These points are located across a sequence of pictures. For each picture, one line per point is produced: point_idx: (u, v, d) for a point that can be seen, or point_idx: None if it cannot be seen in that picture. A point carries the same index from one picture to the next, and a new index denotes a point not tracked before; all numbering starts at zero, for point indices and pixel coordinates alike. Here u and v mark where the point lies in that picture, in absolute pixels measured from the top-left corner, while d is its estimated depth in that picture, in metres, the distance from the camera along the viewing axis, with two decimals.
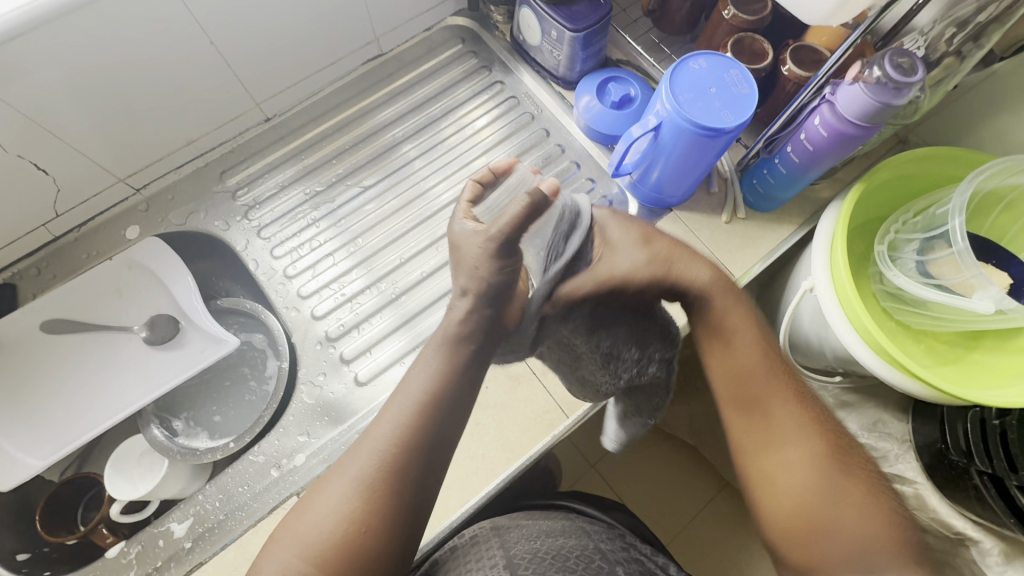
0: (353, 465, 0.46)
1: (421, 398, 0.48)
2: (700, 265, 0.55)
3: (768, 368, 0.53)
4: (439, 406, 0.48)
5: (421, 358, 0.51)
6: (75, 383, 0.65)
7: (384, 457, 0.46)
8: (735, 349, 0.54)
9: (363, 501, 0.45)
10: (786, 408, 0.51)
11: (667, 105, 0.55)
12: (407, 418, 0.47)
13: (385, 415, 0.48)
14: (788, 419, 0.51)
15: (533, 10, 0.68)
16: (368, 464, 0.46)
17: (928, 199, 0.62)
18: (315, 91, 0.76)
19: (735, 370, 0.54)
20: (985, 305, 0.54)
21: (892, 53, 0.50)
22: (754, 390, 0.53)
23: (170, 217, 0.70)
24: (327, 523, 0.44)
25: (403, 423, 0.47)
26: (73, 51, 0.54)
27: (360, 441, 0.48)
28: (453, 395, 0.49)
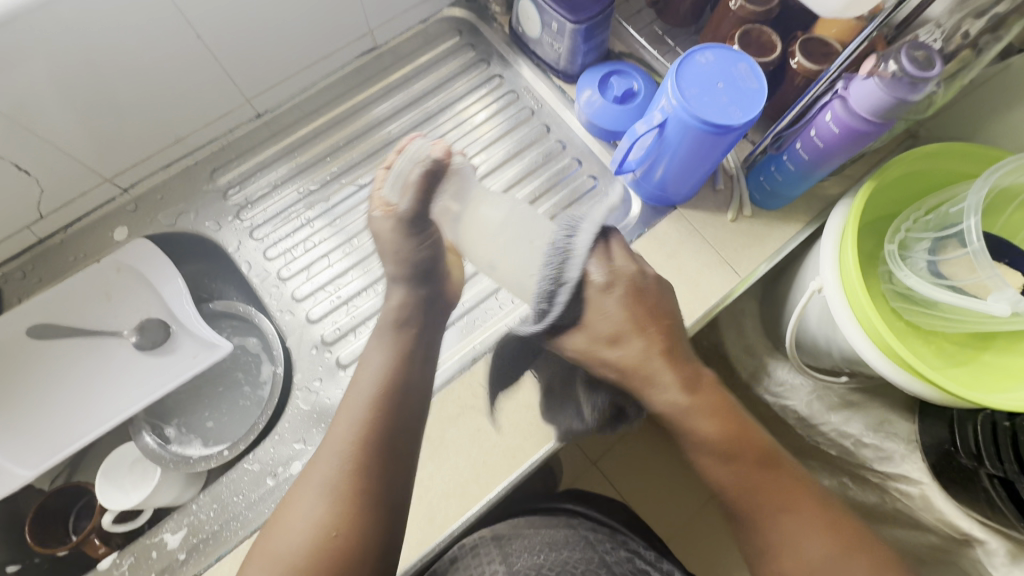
0: (317, 472, 0.52)
1: (372, 394, 0.56)
2: (669, 376, 0.58)
3: (762, 461, 0.56)
4: (389, 404, 0.56)
5: (374, 359, 0.59)
6: (63, 390, 0.63)
7: (347, 456, 0.52)
8: (713, 463, 0.57)
9: (326, 503, 0.50)
10: (790, 508, 0.54)
11: (673, 101, 0.53)
12: (363, 418, 0.55)
13: (339, 422, 0.55)
14: (796, 518, 0.54)
15: (533, 1, 0.66)
16: (331, 470, 0.52)
17: (940, 197, 0.61)
18: (307, 86, 0.74)
19: (732, 485, 0.56)
20: (1000, 308, 0.52)
21: (909, 46, 0.48)
22: (756, 504, 0.55)
23: (159, 218, 0.68)
24: (301, 533, 0.49)
25: (360, 424, 0.54)
26: (54, 45, 0.51)
27: (322, 448, 0.54)
28: (400, 393, 0.57)
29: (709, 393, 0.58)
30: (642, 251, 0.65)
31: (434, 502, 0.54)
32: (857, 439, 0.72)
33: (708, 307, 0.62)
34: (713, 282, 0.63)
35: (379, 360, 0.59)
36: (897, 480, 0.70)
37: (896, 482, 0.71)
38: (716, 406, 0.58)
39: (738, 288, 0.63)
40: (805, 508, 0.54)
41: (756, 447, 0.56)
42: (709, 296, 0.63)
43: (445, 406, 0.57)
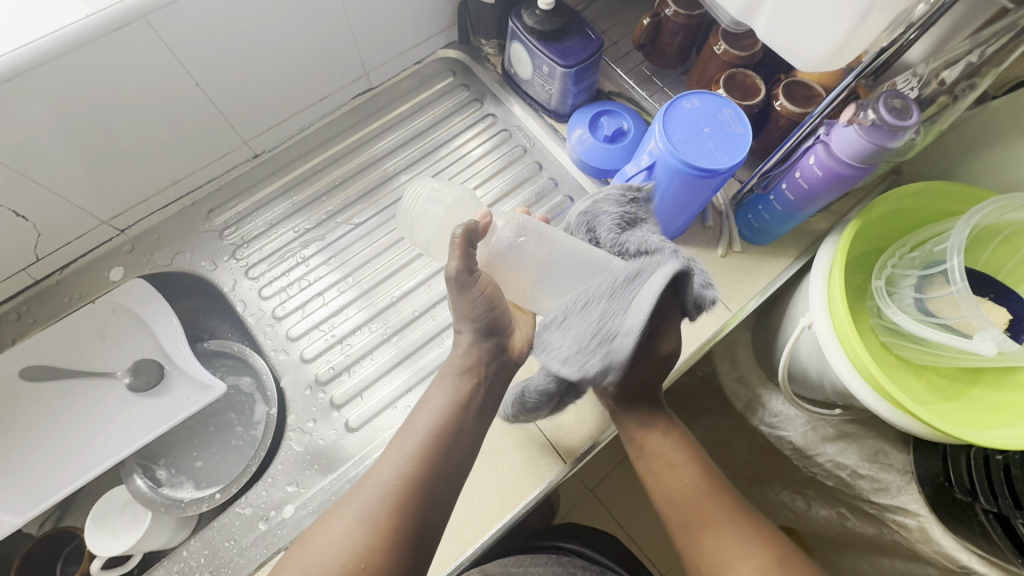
0: (358, 496, 0.45)
1: (428, 431, 0.48)
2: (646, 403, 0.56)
3: (704, 483, 0.54)
4: (445, 440, 0.48)
5: (440, 385, 0.52)
6: (56, 433, 0.63)
7: (397, 480, 0.45)
8: (670, 475, 0.54)
9: (363, 534, 0.42)
10: (724, 528, 0.51)
11: (660, 145, 0.55)
12: (417, 447, 0.47)
13: (392, 451, 0.47)
14: (722, 540, 0.50)
15: (524, 46, 0.68)
16: (376, 492, 0.44)
17: (924, 233, 0.62)
18: (305, 126, 0.75)
19: (678, 498, 0.53)
20: (987, 347, 0.53)
21: (887, 95, 0.49)
22: (696, 514, 0.52)
23: (155, 258, 0.69)
24: (328, 561, 0.42)
25: (415, 452, 0.47)
26: (57, 95, 0.52)
27: (365, 476, 0.46)
28: (455, 425, 0.49)
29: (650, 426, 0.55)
30: None
31: None
32: (853, 470, 0.71)
33: (701, 342, 0.63)
34: (705, 318, 0.64)
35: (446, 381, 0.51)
36: (895, 512, 0.69)
37: (894, 514, 0.69)
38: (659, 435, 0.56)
39: (730, 324, 0.64)
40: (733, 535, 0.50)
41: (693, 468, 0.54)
42: (700, 331, 0.63)
43: None
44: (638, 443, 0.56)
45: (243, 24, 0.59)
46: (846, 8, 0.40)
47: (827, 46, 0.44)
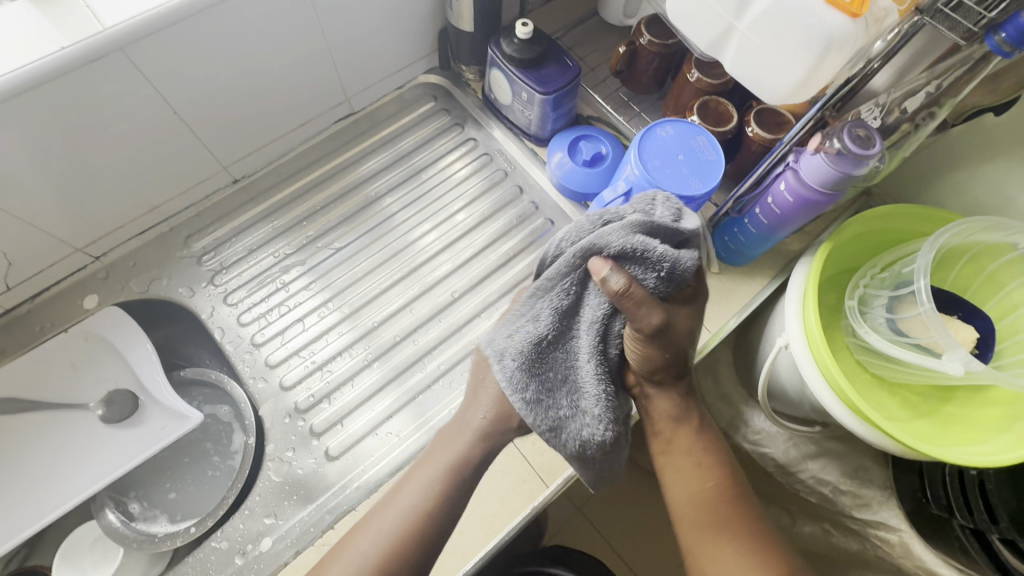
0: (353, 553, 0.48)
1: (425, 501, 0.50)
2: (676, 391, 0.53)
3: (719, 488, 0.51)
4: (436, 518, 0.49)
5: (435, 458, 0.52)
6: (25, 469, 0.61)
7: (384, 553, 0.48)
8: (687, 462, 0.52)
9: None
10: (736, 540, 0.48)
11: (636, 171, 0.56)
12: (409, 520, 0.49)
13: (392, 508, 0.50)
14: (730, 551, 0.48)
15: (503, 73, 0.69)
16: (368, 557, 0.48)
17: (894, 254, 0.64)
18: (285, 151, 0.75)
19: (693, 497, 0.51)
20: (955, 367, 0.54)
21: (851, 125, 0.51)
22: (716, 520, 0.49)
23: (131, 285, 0.68)
24: None
25: (410, 516, 0.49)
26: (32, 125, 0.52)
27: (363, 529, 0.50)
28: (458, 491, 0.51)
29: (673, 418, 0.53)
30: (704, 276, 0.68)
31: None
32: (835, 487, 0.71)
33: None
34: None
35: (443, 460, 0.52)
36: (876, 527, 0.69)
37: (875, 529, 0.69)
38: (679, 431, 0.53)
39: (710, 344, 0.65)
40: (739, 546, 0.48)
41: (709, 470, 0.51)
42: None
43: None
44: (674, 427, 0.53)
45: (223, 52, 0.59)
46: (807, 44, 0.42)
47: (791, 79, 0.45)
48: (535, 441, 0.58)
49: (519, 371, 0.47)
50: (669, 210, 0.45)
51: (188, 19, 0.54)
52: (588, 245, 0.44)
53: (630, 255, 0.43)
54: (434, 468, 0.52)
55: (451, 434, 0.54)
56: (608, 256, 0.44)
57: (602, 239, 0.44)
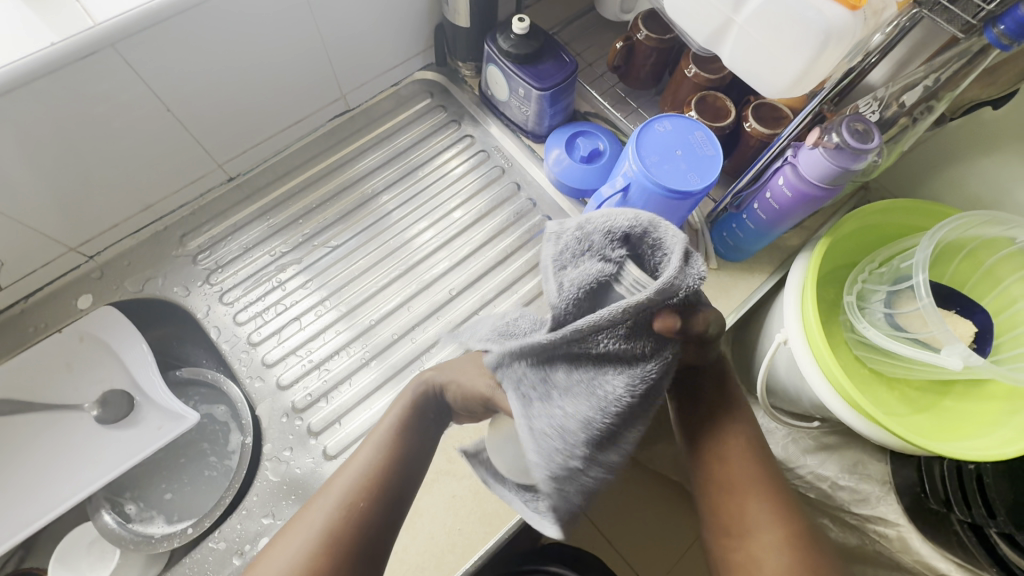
0: (313, 516, 0.41)
1: (386, 447, 0.45)
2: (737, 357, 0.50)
3: (755, 452, 0.46)
4: (396, 468, 0.44)
5: (392, 407, 0.48)
6: (20, 471, 0.60)
7: (345, 506, 0.41)
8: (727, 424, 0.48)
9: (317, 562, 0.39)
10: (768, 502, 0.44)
11: (634, 167, 0.55)
12: (366, 472, 0.43)
13: (351, 463, 0.44)
14: (757, 507, 0.44)
15: (499, 69, 0.69)
16: (325, 519, 0.40)
17: (892, 249, 0.64)
18: (281, 148, 0.75)
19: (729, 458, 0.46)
20: (954, 362, 0.53)
21: (849, 119, 0.51)
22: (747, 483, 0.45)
23: (126, 284, 0.68)
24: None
25: (367, 469, 0.43)
26: (23, 123, 0.51)
27: (322, 487, 0.43)
28: (412, 442, 0.46)
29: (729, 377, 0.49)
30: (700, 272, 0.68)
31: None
32: (833, 482, 0.71)
33: None
34: None
35: (393, 410, 0.47)
36: (875, 522, 0.70)
37: (874, 524, 0.70)
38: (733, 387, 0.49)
39: None
40: (767, 504, 0.44)
41: (748, 435, 0.47)
42: None
43: None
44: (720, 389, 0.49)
45: (215, 49, 0.58)
46: (805, 39, 0.42)
47: (789, 74, 0.45)
48: None
49: (569, 435, 0.37)
50: (653, 237, 0.37)
51: (179, 15, 0.53)
52: (648, 295, 0.34)
53: (684, 298, 0.35)
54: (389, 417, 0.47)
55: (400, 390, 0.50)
56: (673, 307, 0.35)
57: (670, 283, 0.34)
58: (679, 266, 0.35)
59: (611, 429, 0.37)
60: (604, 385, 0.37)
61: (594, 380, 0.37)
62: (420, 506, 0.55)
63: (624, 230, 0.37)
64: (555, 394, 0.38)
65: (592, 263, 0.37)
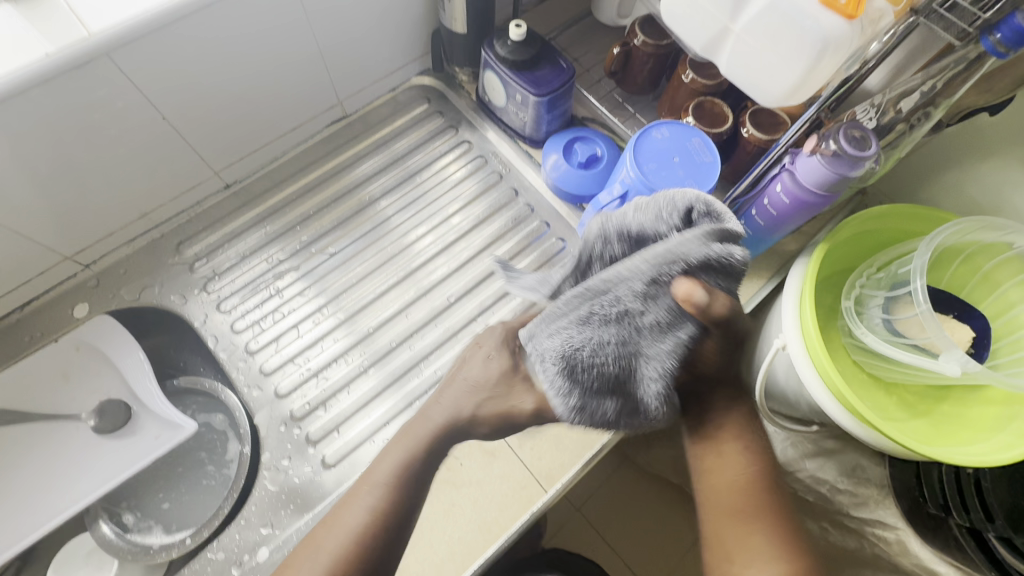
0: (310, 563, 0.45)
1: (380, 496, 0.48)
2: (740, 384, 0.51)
3: (756, 471, 0.47)
4: (394, 516, 0.48)
5: (391, 454, 0.51)
6: (16, 483, 0.60)
7: (340, 554, 0.45)
8: (729, 449, 0.48)
9: None
10: (770, 520, 0.45)
11: (631, 174, 0.55)
12: (363, 525, 0.46)
13: (343, 515, 0.47)
14: (762, 537, 0.44)
15: (497, 75, 0.69)
16: (323, 565, 0.44)
17: (889, 254, 0.64)
18: (278, 155, 0.75)
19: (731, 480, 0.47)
20: (952, 368, 0.54)
21: (846, 127, 0.51)
22: (752, 504, 0.46)
23: (122, 293, 0.67)
24: None
25: (362, 521, 0.46)
26: (18, 133, 0.51)
27: (317, 537, 0.47)
28: (416, 479, 0.50)
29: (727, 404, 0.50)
30: None
31: None
32: (832, 486, 0.71)
33: None
34: None
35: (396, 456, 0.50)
36: (874, 526, 0.69)
37: (873, 528, 0.69)
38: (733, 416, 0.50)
39: None
40: (772, 532, 0.44)
41: (750, 453, 0.48)
42: None
43: None
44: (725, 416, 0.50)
45: (211, 57, 0.58)
46: (803, 47, 0.42)
47: (787, 82, 0.45)
48: (534, 447, 0.58)
49: (580, 374, 0.45)
50: (711, 218, 0.45)
51: (175, 24, 0.53)
52: (673, 254, 0.43)
53: (713, 267, 0.43)
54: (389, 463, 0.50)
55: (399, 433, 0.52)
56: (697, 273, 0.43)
57: (689, 256, 0.43)
58: (697, 240, 0.43)
59: (615, 377, 0.45)
60: (635, 343, 0.45)
61: (628, 337, 0.44)
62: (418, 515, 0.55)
63: (686, 206, 0.45)
64: (589, 347, 0.44)
65: (651, 224, 0.47)
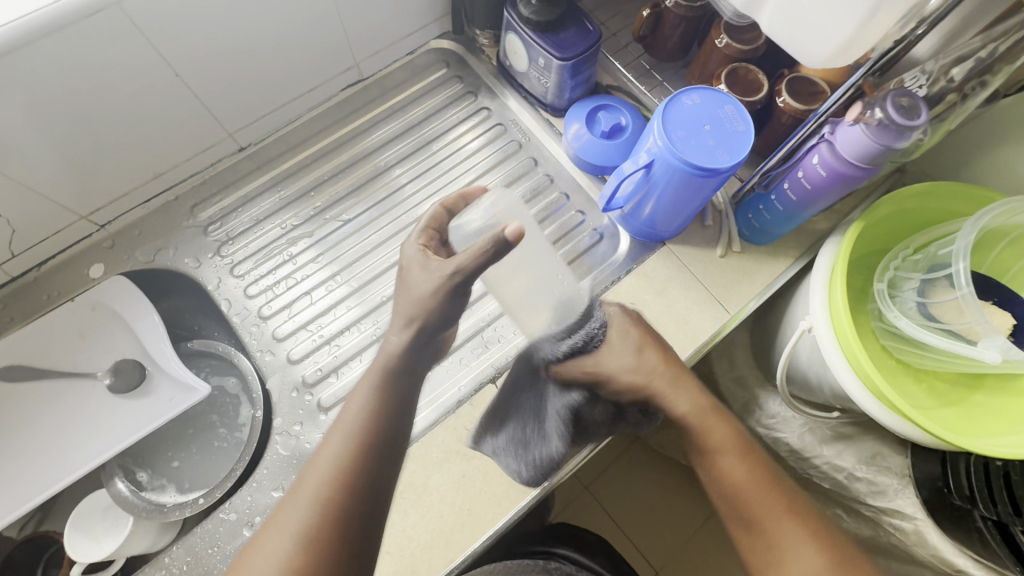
0: (295, 505, 0.42)
1: (362, 433, 0.45)
2: (681, 394, 0.57)
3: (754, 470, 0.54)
4: (378, 438, 0.45)
5: (359, 391, 0.48)
6: (36, 439, 0.61)
7: (327, 490, 0.42)
8: (727, 463, 0.54)
9: (307, 546, 0.40)
10: (773, 521, 0.52)
11: (659, 142, 0.53)
12: (347, 454, 0.43)
13: (323, 454, 0.44)
14: (787, 532, 0.51)
15: (519, 37, 0.66)
16: (307, 503, 0.41)
17: (928, 235, 0.60)
18: (292, 118, 0.73)
19: (730, 486, 0.54)
20: (991, 355, 0.51)
21: (894, 94, 0.47)
22: (753, 511, 0.52)
23: (137, 255, 0.67)
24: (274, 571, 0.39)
25: (345, 456, 0.43)
26: (34, 81, 0.50)
27: (300, 480, 0.43)
28: (394, 406, 0.47)
29: (695, 406, 0.57)
30: (734, 256, 0.65)
31: (417, 553, 0.52)
32: (850, 473, 0.69)
33: (698, 345, 0.61)
34: (703, 319, 0.62)
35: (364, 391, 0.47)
36: (891, 515, 0.67)
37: (890, 517, 0.68)
38: (710, 420, 0.56)
39: (728, 326, 0.62)
40: (793, 527, 0.51)
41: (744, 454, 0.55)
42: (698, 333, 0.62)
43: (430, 451, 0.56)
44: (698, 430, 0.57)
45: (226, 11, 0.56)
46: (856, 2, 0.39)
47: (835, 42, 0.42)
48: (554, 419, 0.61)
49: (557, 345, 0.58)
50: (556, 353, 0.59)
51: None
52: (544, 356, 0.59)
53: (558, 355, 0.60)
54: (360, 399, 0.47)
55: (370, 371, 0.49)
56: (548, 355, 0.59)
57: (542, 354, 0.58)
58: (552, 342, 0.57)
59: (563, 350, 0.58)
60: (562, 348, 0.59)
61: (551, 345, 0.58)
62: (428, 485, 0.54)
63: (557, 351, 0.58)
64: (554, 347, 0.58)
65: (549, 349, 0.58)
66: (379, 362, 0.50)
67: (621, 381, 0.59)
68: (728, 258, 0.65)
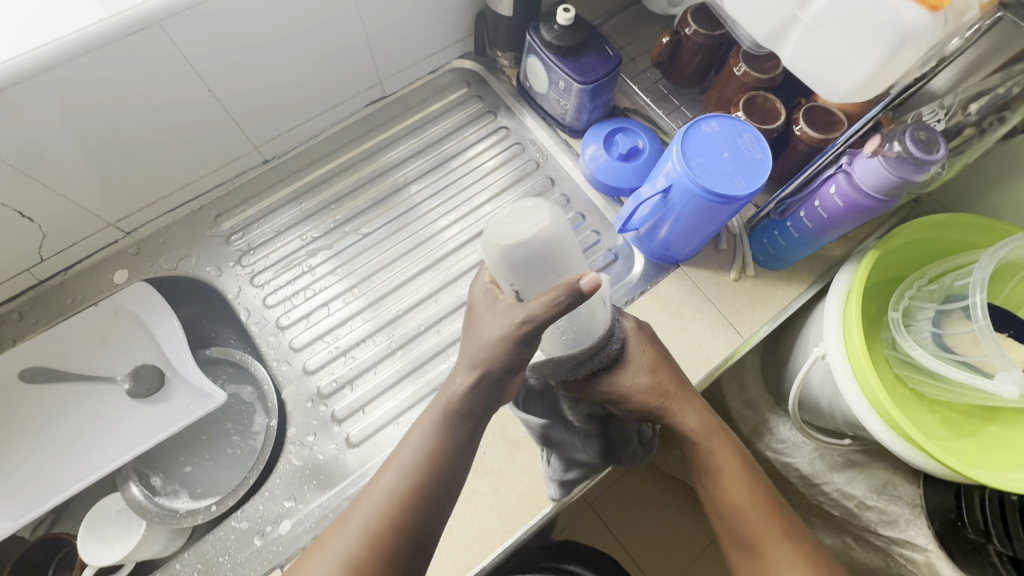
0: (339, 541, 0.43)
1: (415, 474, 0.44)
2: (694, 413, 0.54)
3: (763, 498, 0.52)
4: (433, 482, 0.44)
5: (418, 429, 0.46)
6: (54, 440, 0.62)
7: (379, 529, 0.43)
8: (735, 484, 0.52)
9: None
10: (779, 550, 0.50)
11: (677, 167, 0.54)
12: (400, 493, 0.44)
13: (374, 488, 0.45)
14: (787, 564, 0.49)
15: (541, 60, 0.67)
16: (356, 536, 0.43)
17: (944, 265, 0.60)
18: (316, 133, 0.75)
19: (738, 509, 0.51)
20: (1007, 389, 0.51)
21: (913, 128, 0.48)
22: (752, 533, 0.51)
23: (160, 262, 0.68)
24: None
25: (399, 496, 0.44)
26: (74, 94, 0.52)
27: (350, 510, 0.45)
28: (452, 450, 0.45)
29: (711, 428, 0.54)
30: (749, 280, 0.65)
31: (426, 567, 0.52)
32: (860, 502, 0.68)
33: (711, 368, 0.61)
34: (716, 342, 0.62)
35: (423, 430, 0.46)
36: (902, 546, 0.67)
37: (901, 548, 0.67)
38: (721, 442, 0.53)
39: (741, 350, 0.62)
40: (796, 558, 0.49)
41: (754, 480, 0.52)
42: (712, 356, 0.62)
43: None
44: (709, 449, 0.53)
45: (258, 31, 0.58)
46: (877, 39, 0.40)
47: (856, 77, 0.43)
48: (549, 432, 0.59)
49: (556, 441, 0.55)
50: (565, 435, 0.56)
51: None
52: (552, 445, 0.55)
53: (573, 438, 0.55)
54: (417, 436, 0.46)
55: (430, 407, 0.47)
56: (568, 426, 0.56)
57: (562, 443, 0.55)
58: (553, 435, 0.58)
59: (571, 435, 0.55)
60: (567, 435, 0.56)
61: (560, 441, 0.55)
62: None
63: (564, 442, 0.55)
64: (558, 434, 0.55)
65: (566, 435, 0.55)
66: (439, 403, 0.47)
67: (636, 400, 0.53)
68: (743, 282, 0.65)
